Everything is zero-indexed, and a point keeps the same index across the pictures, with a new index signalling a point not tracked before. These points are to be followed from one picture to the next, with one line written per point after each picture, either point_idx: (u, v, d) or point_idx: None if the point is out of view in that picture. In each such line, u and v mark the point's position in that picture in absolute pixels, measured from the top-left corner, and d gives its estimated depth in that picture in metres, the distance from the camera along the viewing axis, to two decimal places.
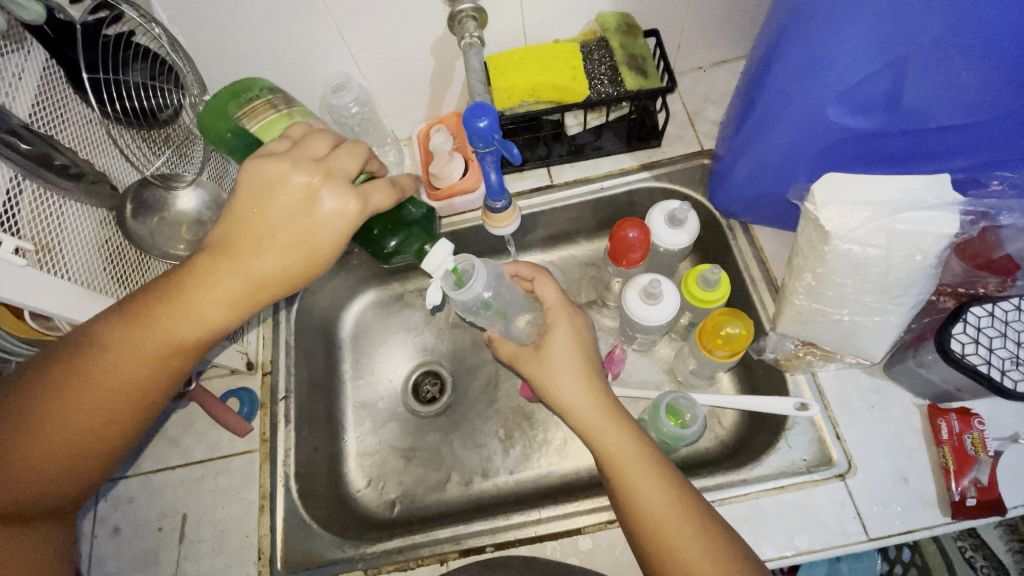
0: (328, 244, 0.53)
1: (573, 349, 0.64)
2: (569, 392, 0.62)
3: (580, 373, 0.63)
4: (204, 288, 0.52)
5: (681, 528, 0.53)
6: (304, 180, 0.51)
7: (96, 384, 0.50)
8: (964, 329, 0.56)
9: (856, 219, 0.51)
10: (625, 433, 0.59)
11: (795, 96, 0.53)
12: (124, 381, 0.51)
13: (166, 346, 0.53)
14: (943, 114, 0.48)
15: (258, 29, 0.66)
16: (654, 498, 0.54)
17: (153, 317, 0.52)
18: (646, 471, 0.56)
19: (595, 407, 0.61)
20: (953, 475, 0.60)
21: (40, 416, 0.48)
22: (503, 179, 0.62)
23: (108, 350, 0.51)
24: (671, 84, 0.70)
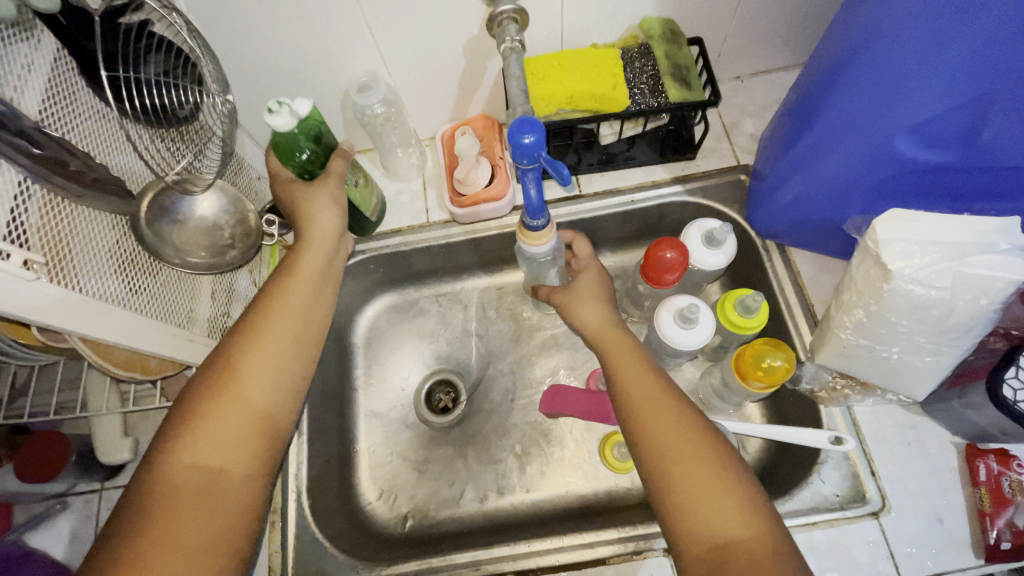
0: (340, 201, 0.65)
1: (592, 286, 0.68)
2: (584, 314, 0.65)
3: (597, 299, 0.67)
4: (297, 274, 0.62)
5: (661, 418, 0.53)
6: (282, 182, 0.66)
7: (253, 364, 0.55)
8: (1017, 374, 0.53)
9: (923, 258, 0.49)
10: (625, 346, 0.61)
11: (861, 123, 0.51)
12: (276, 345, 0.57)
13: (292, 322, 0.59)
14: (1018, 154, 0.46)
15: (282, 21, 0.62)
16: (646, 395, 0.55)
17: (273, 289, 0.60)
18: (645, 379, 0.57)
19: (616, 335, 0.62)
20: (989, 517, 0.58)
21: (217, 386, 0.53)
22: (544, 194, 0.56)
23: (245, 343, 0.56)
24: (716, 97, 0.66)
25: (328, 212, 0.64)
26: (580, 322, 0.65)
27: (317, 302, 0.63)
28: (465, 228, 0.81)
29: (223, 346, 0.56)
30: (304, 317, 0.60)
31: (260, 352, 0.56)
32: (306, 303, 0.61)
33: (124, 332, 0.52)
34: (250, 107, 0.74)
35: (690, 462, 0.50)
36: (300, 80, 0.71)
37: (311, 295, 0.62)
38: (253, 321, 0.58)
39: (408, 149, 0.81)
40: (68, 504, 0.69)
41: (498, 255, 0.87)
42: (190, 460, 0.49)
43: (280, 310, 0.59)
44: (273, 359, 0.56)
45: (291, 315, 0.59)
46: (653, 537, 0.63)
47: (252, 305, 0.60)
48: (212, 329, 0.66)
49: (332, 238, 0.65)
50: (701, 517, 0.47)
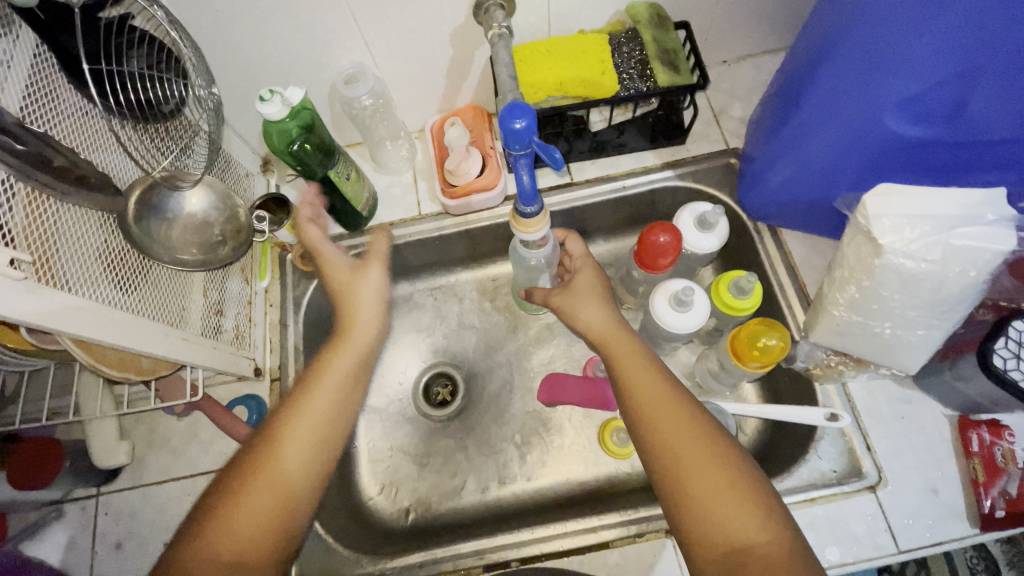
0: (378, 282, 0.64)
1: (592, 286, 0.68)
2: (586, 313, 0.64)
3: (597, 297, 0.67)
4: (335, 361, 0.59)
5: (672, 421, 0.53)
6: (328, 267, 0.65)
7: (282, 450, 0.52)
8: (1006, 344, 0.54)
9: (913, 231, 0.49)
10: (631, 347, 0.60)
11: (849, 99, 0.51)
12: (308, 430, 0.54)
13: (326, 405, 0.56)
14: (1003, 127, 0.46)
15: (264, 14, 0.61)
16: (658, 399, 0.55)
17: (311, 373, 0.58)
18: (655, 382, 0.56)
19: (616, 331, 0.62)
20: (982, 486, 0.59)
21: (247, 475, 0.51)
22: (536, 180, 0.56)
23: (278, 431, 0.54)
24: (704, 80, 0.67)
25: (366, 295, 0.63)
26: (583, 322, 0.65)
27: (351, 392, 0.59)
28: (457, 220, 0.81)
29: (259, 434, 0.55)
30: (342, 407, 0.57)
31: (293, 432, 0.54)
32: (343, 390, 0.58)
33: (122, 335, 0.51)
34: (235, 103, 0.73)
35: (704, 464, 0.50)
36: (285, 74, 0.70)
37: (349, 383, 0.59)
38: (288, 409, 0.55)
39: (398, 141, 0.81)
40: (63, 512, 0.68)
41: (491, 247, 0.87)
42: (210, 548, 0.47)
43: (316, 397, 0.56)
44: (307, 444, 0.53)
45: (325, 400, 0.56)
46: (654, 520, 0.64)
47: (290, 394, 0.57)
48: (205, 326, 0.65)
49: (374, 325, 0.63)
50: (717, 521, 0.47)
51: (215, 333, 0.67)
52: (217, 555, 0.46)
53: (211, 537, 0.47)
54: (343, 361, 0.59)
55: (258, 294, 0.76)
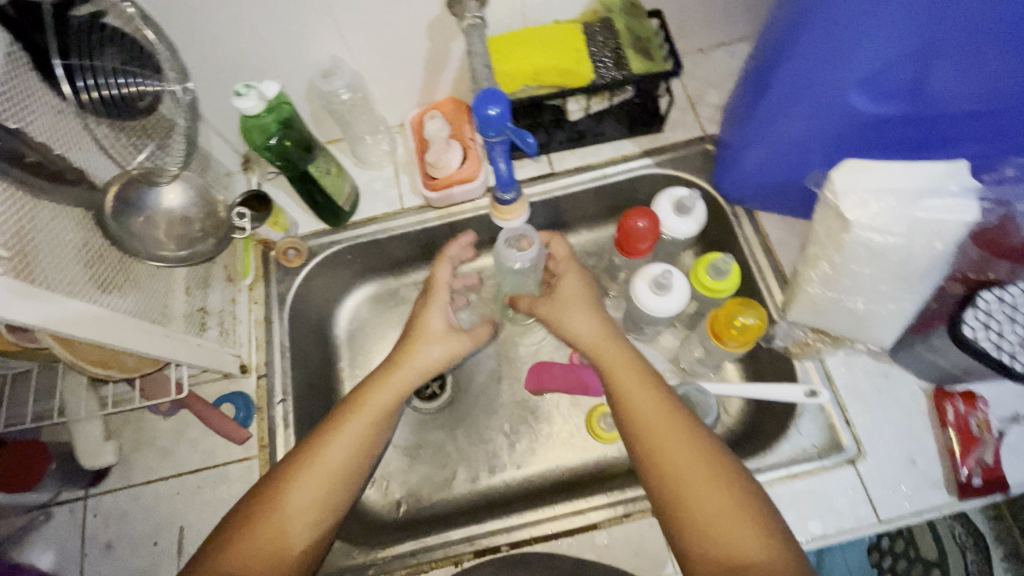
0: (448, 347, 0.68)
1: (584, 296, 0.68)
2: (577, 325, 0.65)
3: (586, 305, 0.67)
4: (371, 402, 0.63)
5: (668, 437, 0.54)
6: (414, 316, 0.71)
7: (300, 486, 0.56)
8: (974, 315, 0.55)
9: (878, 206, 0.50)
10: (628, 364, 0.61)
11: (815, 82, 0.52)
12: (329, 469, 0.58)
13: (348, 445, 0.59)
14: (963, 101, 0.48)
15: (239, 8, 0.62)
16: (654, 416, 0.56)
17: (346, 407, 0.62)
18: (651, 401, 0.58)
19: (607, 342, 0.64)
20: (960, 456, 0.61)
21: (266, 504, 0.55)
22: (512, 169, 0.60)
23: (302, 465, 0.57)
24: (677, 67, 0.68)
25: (436, 354, 0.67)
26: (577, 336, 0.65)
27: (377, 435, 0.62)
28: (439, 212, 0.81)
29: (284, 464, 0.58)
30: (358, 458, 0.60)
31: (303, 478, 0.57)
32: (360, 448, 0.60)
33: (107, 333, 0.51)
34: (213, 101, 0.72)
35: (701, 480, 0.51)
36: (263, 70, 0.70)
37: (366, 439, 0.61)
38: (315, 442, 0.59)
39: (378, 135, 0.81)
40: (51, 514, 0.67)
41: (475, 239, 0.88)
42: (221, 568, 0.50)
43: (330, 450, 0.58)
44: (313, 497, 0.56)
45: (352, 441, 0.60)
46: (640, 499, 0.65)
47: (320, 428, 0.61)
48: (189, 323, 0.66)
49: (417, 377, 0.66)
50: (715, 534, 0.48)
51: (199, 330, 0.67)
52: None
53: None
54: (380, 399, 0.63)
55: (242, 292, 0.76)
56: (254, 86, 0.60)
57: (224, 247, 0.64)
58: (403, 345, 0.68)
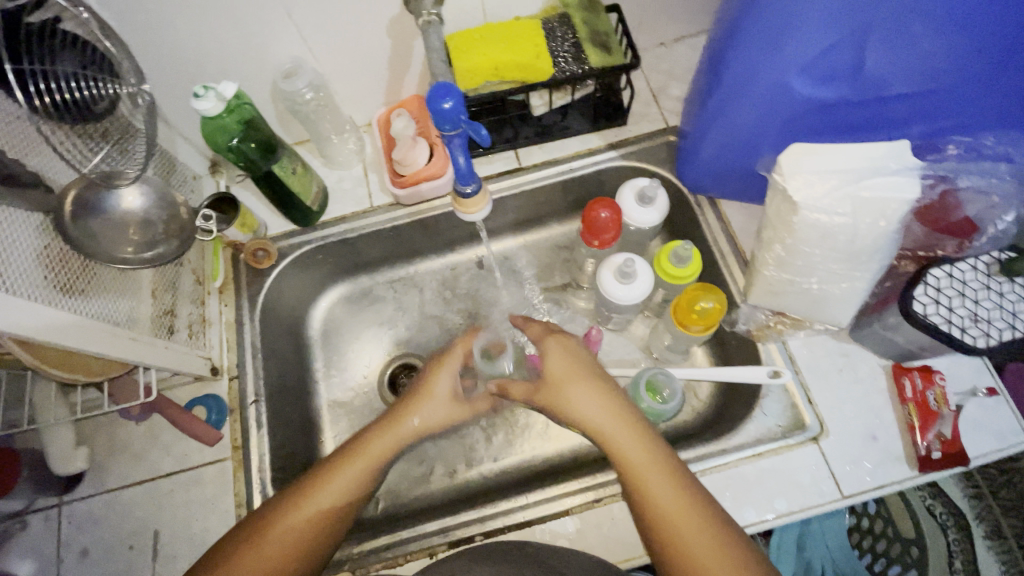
0: (448, 415, 0.65)
1: (585, 370, 0.59)
2: (583, 408, 0.56)
3: (592, 386, 0.58)
4: (361, 463, 0.59)
5: (700, 539, 0.48)
6: (427, 373, 0.66)
7: (282, 526, 0.53)
8: (924, 291, 0.57)
9: (820, 188, 0.52)
10: (640, 448, 0.54)
11: (760, 69, 0.53)
12: (315, 516, 0.55)
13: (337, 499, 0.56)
14: (901, 83, 0.50)
15: (197, 10, 0.62)
16: (684, 520, 0.49)
17: (338, 454, 0.59)
18: (673, 495, 0.51)
19: (617, 421, 0.55)
20: (919, 430, 0.63)
21: (250, 538, 0.53)
22: (471, 163, 0.63)
23: (288, 502, 0.55)
24: (636, 60, 0.69)
25: (433, 419, 0.64)
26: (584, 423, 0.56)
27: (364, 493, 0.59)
28: (410, 211, 0.82)
29: (271, 501, 0.56)
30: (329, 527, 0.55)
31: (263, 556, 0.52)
32: (335, 515, 0.56)
33: (68, 336, 0.52)
34: (175, 104, 0.72)
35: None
36: (225, 71, 0.71)
37: (355, 495, 0.58)
38: (305, 483, 0.57)
39: (344, 134, 0.81)
40: (26, 522, 0.66)
41: (448, 236, 0.89)
42: None
43: (307, 506, 0.55)
44: (297, 544, 0.53)
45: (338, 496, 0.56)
46: (611, 484, 0.66)
47: (311, 468, 0.58)
48: (157, 325, 0.66)
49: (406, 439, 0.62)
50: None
51: (168, 333, 0.67)
52: None
53: None
54: (377, 445, 0.60)
55: (211, 294, 0.76)
56: (214, 87, 0.61)
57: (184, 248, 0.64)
58: (407, 400, 0.64)
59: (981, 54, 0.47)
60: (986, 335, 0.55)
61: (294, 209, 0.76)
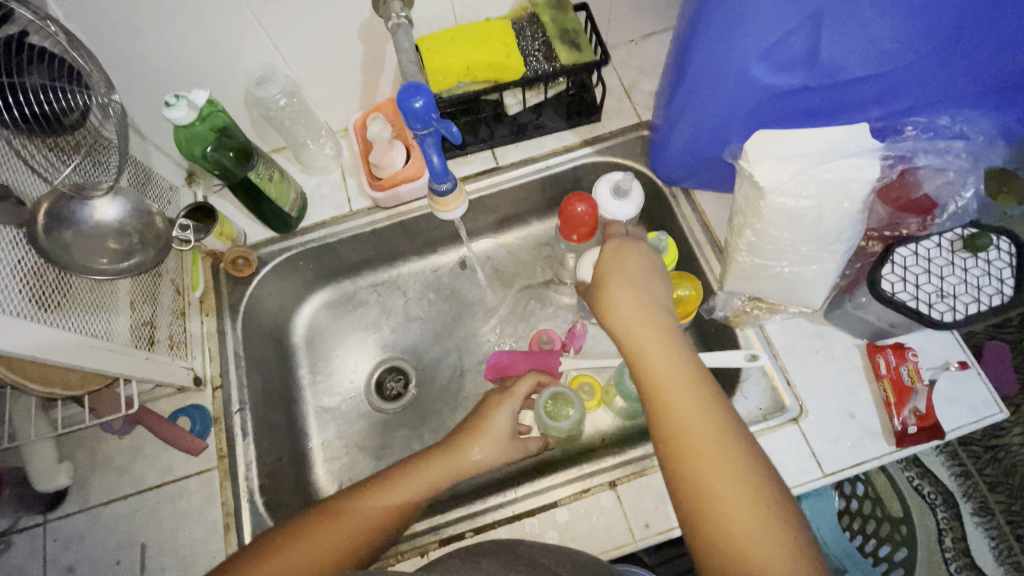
0: (502, 454, 0.65)
1: (636, 269, 0.61)
2: (620, 296, 0.58)
3: (628, 278, 0.59)
4: (408, 484, 0.59)
5: (694, 413, 0.49)
6: (490, 403, 0.69)
7: (305, 543, 0.52)
8: (891, 270, 0.59)
9: (785, 173, 0.54)
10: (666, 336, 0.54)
11: (720, 60, 0.54)
12: (343, 537, 0.53)
13: (369, 518, 0.56)
14: (857, 67, 0.52)
15: (166, 20, 0.62)
16: (686, 396, 0.50)
17: (398, 471, 0.60)
18: (677, 369, 0.51)
19: (648, 313, 0.56)
20: (895, 407, 0.64)
21: (267, 557, 0.50)
22: (445, 161, 0.63)
23: (315, 522, 0.54)
24: (604, 57, 0.70)
25: (493, 459, 0.64)
26: (617, 308, 0.57)
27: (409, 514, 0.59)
28: (389, 213, 0.82)
29: (296, 520, 0.55)
30: (383, 524, 0.56)
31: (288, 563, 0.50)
32: (370, 532, 0.55)
33: (42, 348, 0.51)
34: (148, 115, 0.72)
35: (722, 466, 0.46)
36: (197, 80, 0.71)
37: (387, 521, 0.57)
38: (336, 504, 0.56)
39: (320, 140, 0.82)
40: (11, 542, 0.65)
41: (429, 237, 0.89)
42: None
43: (321, 535, 0.53)
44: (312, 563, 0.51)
45: (371, 514, 0.56)
46: (598, 474, 0.67)
47: (345, 492, 0.58)
48: (136, 337, 0.65)
49: (465, 472, 0.62)
50: (715, 504, 0.44)
51: (148, 345, 0.66)
52: None
53: None
54: (423, 475, 0.60)
55: (192, 304, 0.76)
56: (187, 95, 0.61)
57: (160, 256, 0.64)
58: (468, 433, 0.65)
59: (931, 34, 0.49)
60: (953, 310, 0.57)
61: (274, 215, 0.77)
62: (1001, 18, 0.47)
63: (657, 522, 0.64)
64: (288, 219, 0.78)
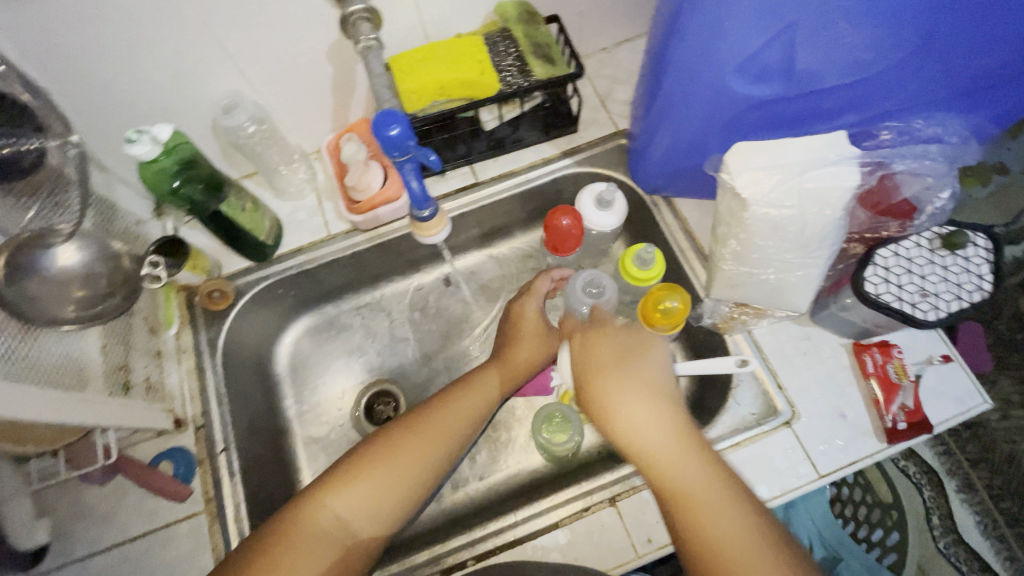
0: (546, 344, 0.75)
1: (616, 355, 0.61)
2: (608, 393, 0.58)
3: (614, 371, 0.59)
4: (454, 405, 0.65)
5: (705, 492, 0.50)
6: (517, 309, 0.77)
7: (371, 472, 0.58)
8: (874, 272, 0.60)
9: (769, 184, 0.54)
10: (662, 425, 0.55)
11: (696, 73, 0.54)
12: (404, 456, 0.59)
13: (428, 446, 0.61)
14: (833, 76, 0.52)
15: (127, 53, 0.59)
16: (701, 491, 0.50)
17: (444, 395, 0.66)
18: (664, 452, 0.53)
19: (633, 412, 0.56)
20: (883, 404, 0.65)
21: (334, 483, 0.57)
22: (425, 186, 0.63)
23: (380, 452, 0.59)
24: (579, 69, 0.70)
25: (535, 350, 0.74)
26: (607, 403, 0.58)
27: (468, 423, 0.65)
28: (368, 235, 0.80)
29: (351, 458, 0.60)
30: (444, 447, 0.62)
31: (358, 481, 0.57)
32: (431, 454, 0.61)
33: (21, 408, 0.48)
34: (110, 148, 0.69)
35: (737, 544, 0.47)
36: (160, 111, 0.68)
37: (444, 439, 0.62)
38: (400, 428, 0.62)
39: (293, 164, 0.79)
40: None
41: (411, 256, 0.88)
42: (316, 518, 0.55)
43: (388, 455, 0.59)
44: (371, 490, 0.57)
45: (428, 442, 0.61)
46: (597, 491, 0.66)
47: (410, 416, 0.64)
48: (111, 383, 0.62)
49: (526, 368, 0.73)
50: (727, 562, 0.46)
51: (123, 391, 0.63)
52: (316, 520, 0.55)
53: (296, 516, 0.55)
54: (489, 381, 0.69)
55: (167, 341, 0.73)
56: (152, 129, 0.59)
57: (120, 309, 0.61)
58: (512, 339, 0.75)
59: (903, 41, 0.49)
60: (935, 308, 0.58)
61: (249, 246, 0.75)
62: (969, 24, 0.48)
63: (659, 535, 0.63)
64: (263, 248, 0.76)
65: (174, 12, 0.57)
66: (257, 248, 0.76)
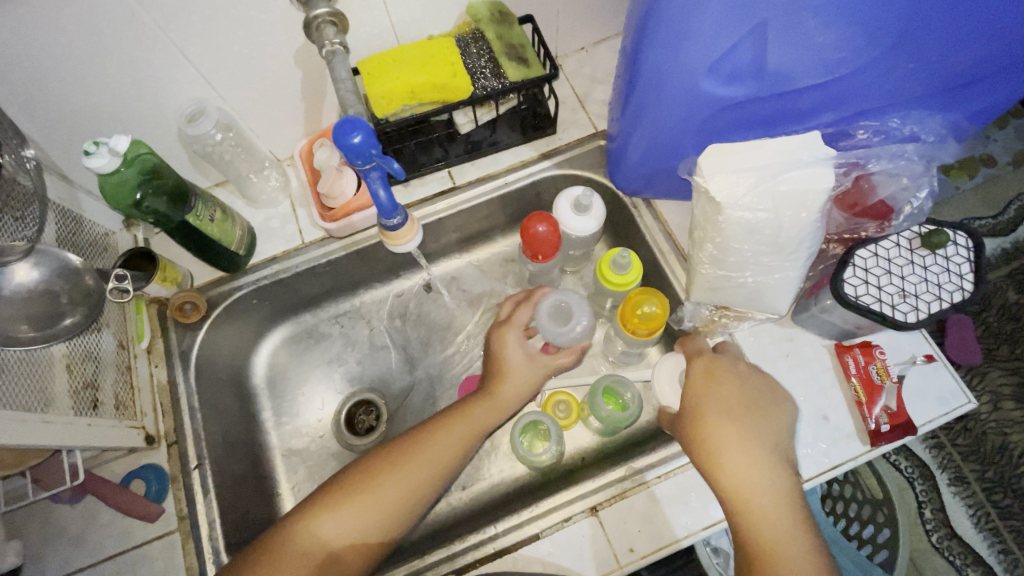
0: (531, 377, 0.68)
1: (736, 396, 0.59)
2: (718, 432, 0.56)
3: (728, 413, 0.57)
4: (442, 433, 0.62)
5: (784, 532, 0.51)
6: (498, 336, 0.71)
7: (349, 503, 0.56)
8: (853, 273, 0.59)
9: (742, 187, 0.53)
10: (779, 495, 0.53)
11: (668, 74, 0.52)
12: (389, 486, 0.58)
13: (413, 478, 0.59)
14: (806, 76, 0.51)
15: (84, 63, 0.58)
16: (778, 528, 0.52)
17: (436, 421, 0.64)
18: (762, 496, 0.53)
19: (744, 460, 0.54)
20: (866, 406, 0.64)
21: (323, 503, 0.57)
22: (392, 196, 0.62)
23: (360, 482, 0.58)
24: (554, 71, 0.69)
25: (520, 385, 0.68)
26: (720, 455, 0.55)
27: (454, 454, 0.62)
28: (343, 242, 0.79)
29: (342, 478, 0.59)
30: (430, 477, 0.60)
31: (341, 510, 0.56)
32: (413, 487, 0.59)
33: None
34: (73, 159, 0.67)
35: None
36: (124, 120, 0.66)
37: (428, 470, 0.60)
38: (382, 456, 0.60)
39: (263, 172, 0.78)
40: None
41: (389, 263, 0.86)
42: (303, 540, 0.54)
43: (371, 484, 0.58)
44: (350, 522, 0.56)
45: (411, 475, 0.59)
46: (578, 500, 0.65)
47: (400, 440, 0.62)
48: (77, 402, 0.60)
49: (509, 403, 0.67)
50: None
51: (92, 409, 0.61)
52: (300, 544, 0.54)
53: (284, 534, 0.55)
54: (475, 413, 0.65)
55: (139, 355, 0.72)
56: (111, 141, 0.57)
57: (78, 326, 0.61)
58: (494, 373, 0.69)
59: (876, 40, 0.48)
60: (915, 309, 0.57)
61: (221, 257, 0.73)
62: (942, 21, 0.47)
63: (641, 545, 0.62)
64: (235, 258, 0.74)
65: (130, 19, 0.55)
66: (228, 257, 0.74)
